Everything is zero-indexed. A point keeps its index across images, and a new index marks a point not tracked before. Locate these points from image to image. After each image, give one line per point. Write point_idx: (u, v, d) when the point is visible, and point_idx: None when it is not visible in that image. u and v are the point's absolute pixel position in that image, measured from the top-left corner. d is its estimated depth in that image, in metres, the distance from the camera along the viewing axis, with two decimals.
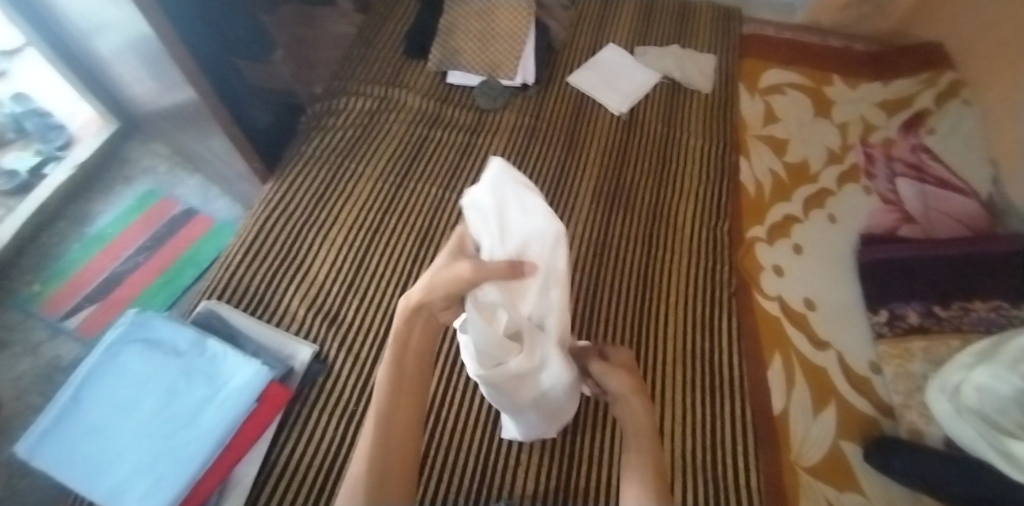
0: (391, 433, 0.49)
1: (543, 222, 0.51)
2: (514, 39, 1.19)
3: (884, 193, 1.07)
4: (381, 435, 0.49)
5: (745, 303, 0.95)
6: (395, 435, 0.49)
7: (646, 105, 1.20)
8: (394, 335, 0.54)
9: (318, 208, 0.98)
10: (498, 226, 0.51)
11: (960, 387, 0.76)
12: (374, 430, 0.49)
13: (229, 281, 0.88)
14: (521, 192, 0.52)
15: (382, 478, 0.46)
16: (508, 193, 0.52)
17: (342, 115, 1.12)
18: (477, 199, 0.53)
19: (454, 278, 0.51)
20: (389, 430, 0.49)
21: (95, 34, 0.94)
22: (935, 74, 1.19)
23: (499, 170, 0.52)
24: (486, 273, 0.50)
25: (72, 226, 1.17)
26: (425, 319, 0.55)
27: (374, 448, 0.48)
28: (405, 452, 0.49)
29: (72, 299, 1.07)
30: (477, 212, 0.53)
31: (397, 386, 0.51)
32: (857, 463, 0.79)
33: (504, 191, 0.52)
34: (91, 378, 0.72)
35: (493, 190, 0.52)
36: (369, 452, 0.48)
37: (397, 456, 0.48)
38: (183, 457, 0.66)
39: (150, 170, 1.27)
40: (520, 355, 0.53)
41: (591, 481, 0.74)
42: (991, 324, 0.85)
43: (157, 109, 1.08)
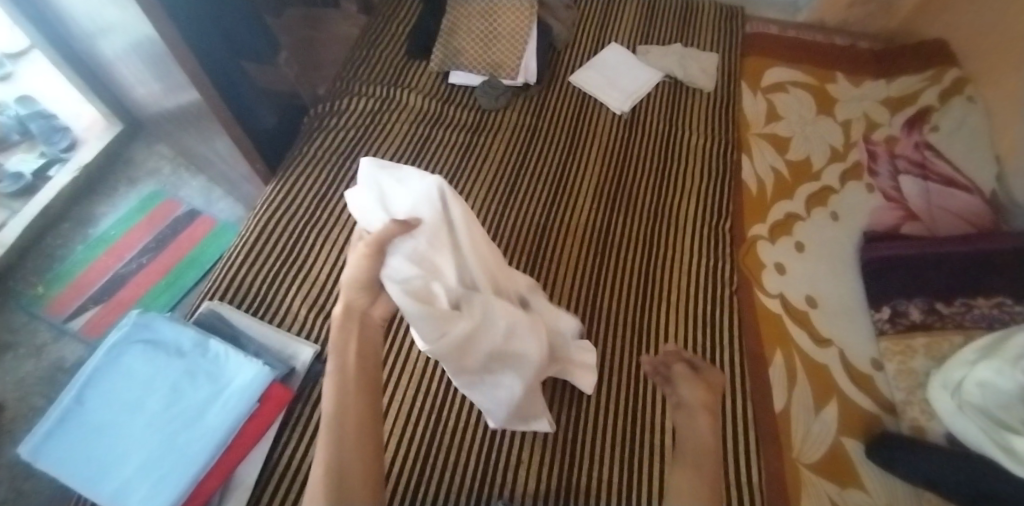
0: (354, 441, 0.51)
1: (420, 183, 0.63)
2: (516, 38, 1.19)
3: (887, 190, 1.07)
4: (341, 444, 0.50)
5: (746, 301, 0.95)
6: (357, 442, 0.51)
7: (647, 104, 1.20)
8: (333, 342, 0.57)
9: (321, 209, 0.99)
10: (383, 201, 0.63)
11: (962, 384, 0.76)
12: (327, 439, 0.50)
13: (234, 281, 0.89)
14: (392, 170, 0.64)
15: (344, 487, 0.48)
16: (381, 175, 0.64)
17: (345, 115, 1.13)
18: (360, 193, 0.65)
19: (364, 263, 0.59)
20: (347, 439, 0.50)
21: (99, 37, 0.95)
22: (940, 71, 1.19)
23: (369, 164, 0.65)
24: (383, 244, 0.60)
25: (76, 228, 1.19)
26: (358, 321, 0.59)
27: (330, 460, 0.49)
28: (362, 459, 0.51)
29: (77, 300, 1.08)
30: (362, 202, 0.64)
31: (362, 394, 0.54)
32: (857, 460, 0.80)
33: (378, 176, 0.64)
34: (94, 379, 0.73)
35: (370, 179, 0.64)
36: (329, 460, 0.49)
37: (358, 464, 0.50)
38: (185, 457, 0.67)
39: (155, 171, 1.28)
40: (461, 319, 0.61)
41: (590, 480, 0.75)
42: (992, 320, 0.85)
43: (161, 110, 1.09)
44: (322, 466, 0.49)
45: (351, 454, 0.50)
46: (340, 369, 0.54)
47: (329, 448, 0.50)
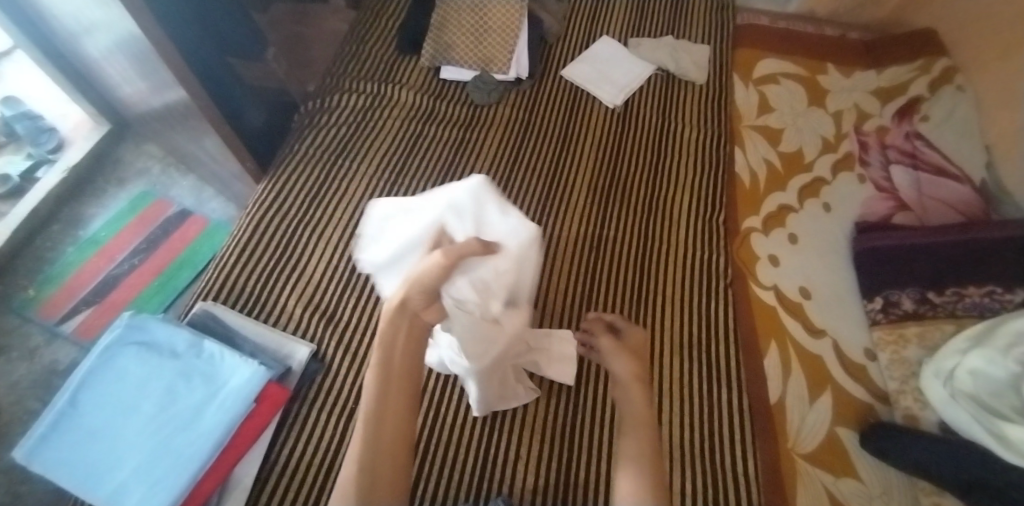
0: (380, 438, 0.54)
1: (518, 225, 0.65)
2: (507, 32, 1.18)
3: (878, 181, 1.07)
4: (372, 443, 0.54)
5: (741, 294, 0.95)
6: (382, 438, 0.55)
7: (640, 97, 1.20)
8: (382, 336, 0.60)
9: (313, 207, 0.98)
10: (476, 223, 0.66)
11: (954, 373, 0.77)
12: (363, 440, 0.54)
13: (226, 282, 0.88)
14: (495, 199, 0.66)
15: (371, 483, 0.52)
16: (485, 199, 0.66)
17: (336, 112, 1.11)
18: (458, 202, 0.66)
19: (435, 275, 0.60)
20: (380, 438, 0.55)
21: (83, 35, 0.93)
22: (929, 61, 1.20)
23: (478, 182, 0.66)
24: (459, 260, 0.61)
25: (65, 230, 1.17)
26: (409, 320, 0.61)
27: (360, 457, 0.53)
28: (390, 454, 0.55)
29: (69, 302, 1.07)
30: (455, 210, 0.66)
31: (389, 391, 0.57)
32: (853, 449, 0.80)
33: (482, 198, 0.66)
34: (87, 382, 0.72)
35: (472, 196, 0.66)
36: (358, 459, 0.53)
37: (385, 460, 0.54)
38: (182, 459, 0.66)
39: (144, 171, 1.26)
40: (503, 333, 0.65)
41: (591, 473, 0.75)
42: (984, 309, 0.87)
43: (148, 109, 1.07)
44: (354, 464, 0.53)
45: (378, 451, 0.54)
46: (384, 363, 0.58)
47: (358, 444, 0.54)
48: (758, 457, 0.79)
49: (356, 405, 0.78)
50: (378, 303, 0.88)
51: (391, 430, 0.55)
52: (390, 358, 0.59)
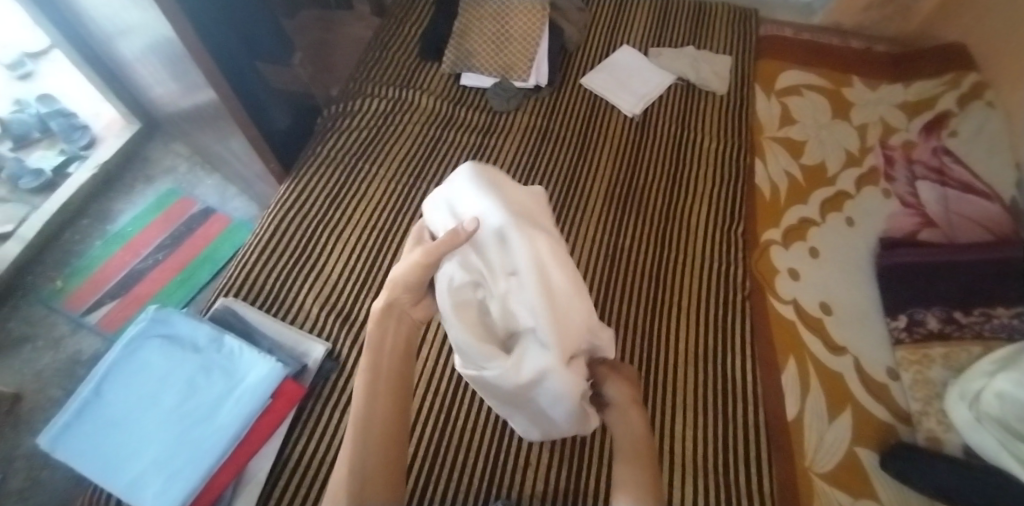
0: (373, 439, 0.51)
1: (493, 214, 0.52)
2: (529, 40, 1.19)
3: (903, 196, 1.05)
4: (363, 451, 0.51)
5: (759, 306, 0.93)
6: (375, 440, 0.51)
7: (660, 106, 1.20)
8: (371, 335, 0.57)
9: (332, 207, 0.99)
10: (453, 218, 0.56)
11: (980, 395, 0.74)
12: (351, 447, 0.51)
13: (244, 279, 0.89)
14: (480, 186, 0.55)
15: (365, 485, 0.49)
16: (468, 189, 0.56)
17: (358, 116, 1.13)
18: (444, 195, 0.58)
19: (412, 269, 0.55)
20: (370, 446, 0.51)
21: (118, 37, 0.97)
22: (959, 75, 1.17)
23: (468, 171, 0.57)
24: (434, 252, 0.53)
25: (94, 224, 1.20)
26: (398, 317, 0.58)
27: (354, 458, 0.50)
28: (382, 455, 0.51)
29: (94, 295, 1.10)
30: (439, 203, 0.58)
31: (379, 391, 0.54)
32: (873, 470, 0.78)
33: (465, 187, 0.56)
34: (111, 373, 0.73)
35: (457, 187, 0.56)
36: (350, 459, 0.50)
37: (378, 462, 0.51)
38: (199, 452, 0.67)
39: (171, 169, 1.30)
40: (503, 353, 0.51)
41: (601, 483, 0.74)
42: (1013, 331, 0.82)
43: (177, 109, 1.11)
44: (345, 470, 0.50)
45: (371, 451, 0.51)
46: (373, 366, 0.55)
47: (350, 446, 0.51)
48: (774, 474, 0.77)
49: None
50: None
51: (385, 431, 0.52)
52: (379, 358, 0.55)
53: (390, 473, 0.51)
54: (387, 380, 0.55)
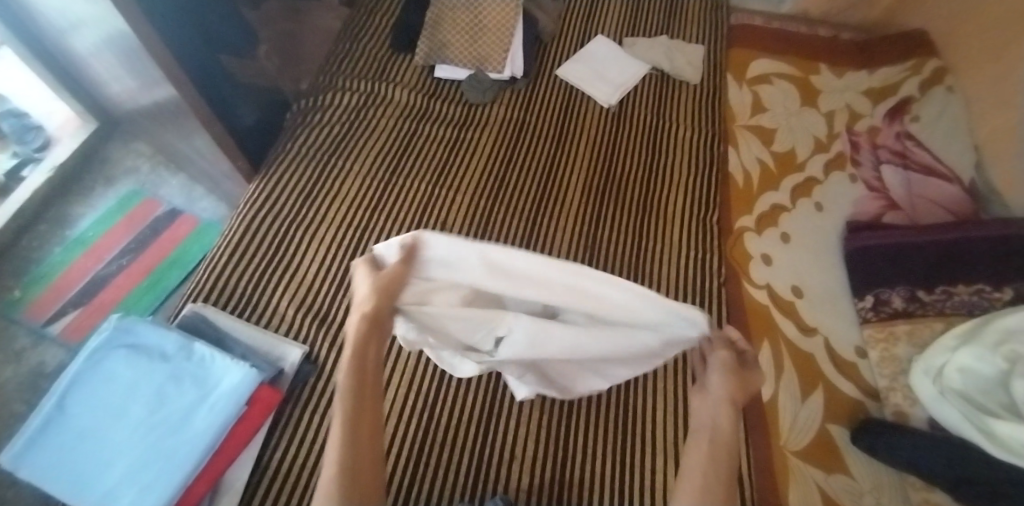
0: (359, 440, 0.53)
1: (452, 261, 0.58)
2: (501, 31, 1.18)
3: (869, 180, 1.08)
4: (350, 449, 0.52)
5: (733, 292, 0.96)
6: (360, 438, 0.53)
7: (634, 97, 1.20)
8: (355, 344, 0.57)
9: (305, 206, 0.97)
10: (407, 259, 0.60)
11: (943, 370, 0.78)
12: (340, 443, 0.52)
13: (217, 283, 0.87)
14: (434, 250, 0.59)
15: (355, 484, 0.50)
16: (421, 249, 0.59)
17: (329, 111, 1.11)
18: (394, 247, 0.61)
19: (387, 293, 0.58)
20: (356, 441, 0.53)
21: (70, 32, 0.92)
22: (920, 61, 1.21)
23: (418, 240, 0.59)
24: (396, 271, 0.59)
25: (52, 230, 1.15)
26: (380, 332, 0.58)
27: (341, 455, 0.51)
28: (367, 453, 0.53)
29: (56, 303, 1.06)
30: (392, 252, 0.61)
31: (363, 390, 0.56)
32: (844, 445, 0.82)
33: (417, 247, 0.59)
34: (75, 386, 0.71)
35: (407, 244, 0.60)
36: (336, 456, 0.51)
37: (362, 455, 0.52)
38: (171, 463, 0.65)
39: (133, 170, 1.24)
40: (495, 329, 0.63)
41: (586, 472, 0.75)
42: (973, 307, 0.87)
43: (137, 107, 1.06)
44: (331, 468, 0.50)
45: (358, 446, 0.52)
46: (359, 366, 0.56)
47: (335, 445, 0.52)
48: (752, 455, 0.80)
49: None
50: None
51: (369, 428, 0.54)
52: (364, 362, 0.56)
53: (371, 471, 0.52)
54: (369, 381, 0.57)
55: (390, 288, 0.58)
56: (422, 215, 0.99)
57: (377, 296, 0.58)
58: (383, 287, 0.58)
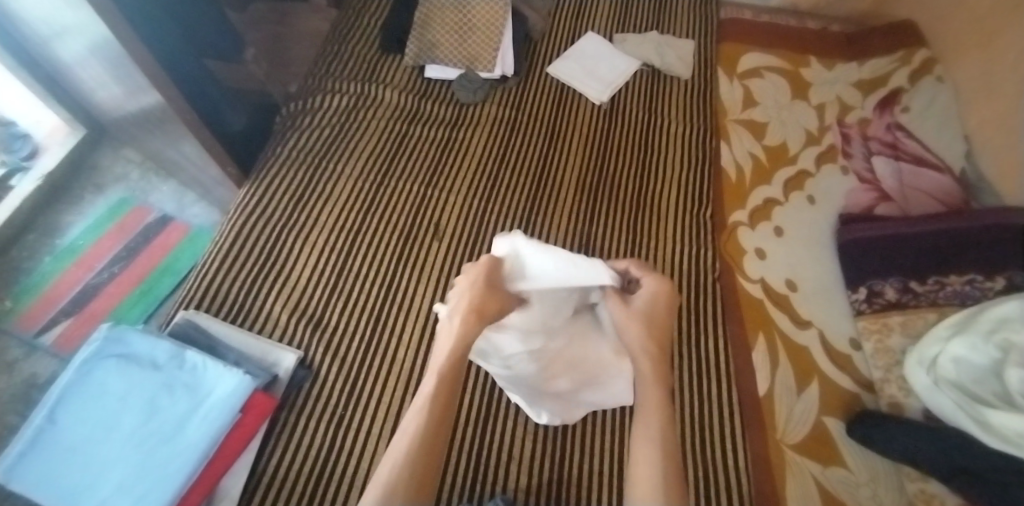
0: (430, 438, 0.61)
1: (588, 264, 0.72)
2: (491, 30, 1.17)
3: (860, 172, 1.09)
4: (421, 447, 0.60)
5: (728, 287, 0.96)
6: (432, 438, 0.61)
7: (626, 93, 1.20)
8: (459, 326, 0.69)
9: (297, 210, 0.97)
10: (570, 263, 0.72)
11: (937, 360, 0.78)
12: (413, 436, 0.61)
13: (209, 289, 0.86)
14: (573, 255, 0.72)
15: (418, 481, 0.58)
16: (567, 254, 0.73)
17: (319, 113, 1.10)
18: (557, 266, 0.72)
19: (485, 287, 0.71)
20: (431, 437, 0.61)
21: (54, 39, 0.91)
22: (909, 52, 1.21)
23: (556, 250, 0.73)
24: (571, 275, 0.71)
25: (42, 239, 1.14)
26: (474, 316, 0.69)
27: (411, 445, 0.60)
28: (435, 450, 0.61)
29: (48, 313, 1.05)
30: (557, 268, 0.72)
31: (448, 394, 0.65)
32: (840, 437, 0.82)
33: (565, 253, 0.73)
34: (66, 396, 0.70)
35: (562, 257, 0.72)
36: (408, 447, 0.60)
37: (429, 452, 0.60)
38: (167, 472, 0.65)
39: (122, 176, 1.23)
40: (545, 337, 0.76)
41: (584, 470, 0.75)
42: (965, 297, 0.87)
43: (124, 113, 1.05)
44: (395, 467, 0.58)
45: (429, 442, 0.60)
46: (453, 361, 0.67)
47: (411, 434, 0.61)
48: (749, 449, 0.81)
49: (345, 411, 0.78)
50: (366, 307, 0.88)
51: (442, 430, 0.62)
52: (455, 370, 0.66)
53: (432, 471, 0.60)
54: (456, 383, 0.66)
55: (507, 302, 0.72)
56: (415, 217, 0.98)
57: (494, 304, 0.71)
58: (501, 301, 0.71)
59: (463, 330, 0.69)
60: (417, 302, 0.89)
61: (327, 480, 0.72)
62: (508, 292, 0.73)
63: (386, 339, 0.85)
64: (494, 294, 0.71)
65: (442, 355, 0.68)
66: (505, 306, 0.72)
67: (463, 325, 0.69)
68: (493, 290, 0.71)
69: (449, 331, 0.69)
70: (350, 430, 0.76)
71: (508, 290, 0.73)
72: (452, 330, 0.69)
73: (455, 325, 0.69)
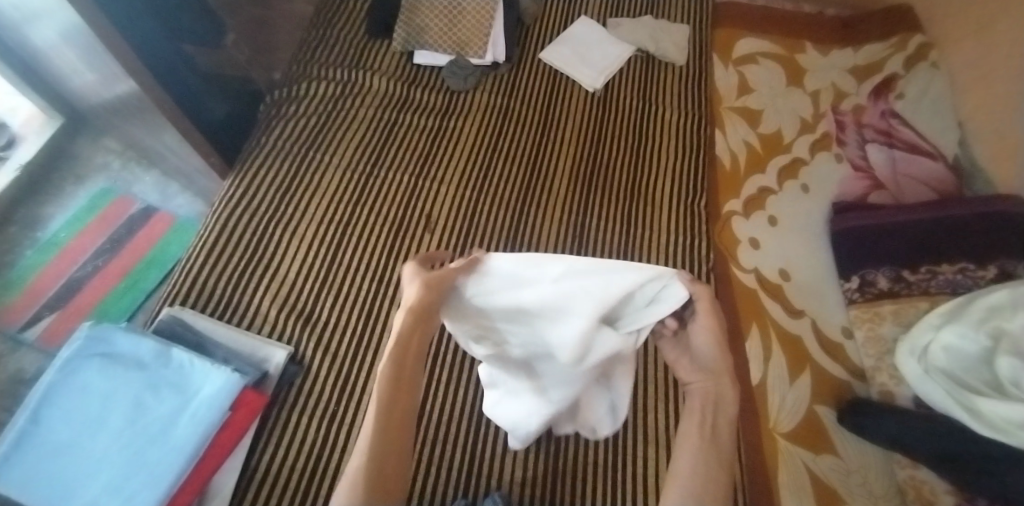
0: (390, 432, 0.53)
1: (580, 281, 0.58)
2: (481, 15, 1.14)
3: (855, 159, 1.08)
4: (382, 441, 0.52)
5: (722, 277, 0.95)
6: (390, 426, 0.54)
7: (620, 80, 1.18)
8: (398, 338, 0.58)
9: (285, 201, 0.94)
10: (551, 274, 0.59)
11: (928, 348, 0.78)
12: (371, 432, 0.53)
13: (193, 284, 0.84)
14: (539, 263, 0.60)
15: (380, 480, 0.50)
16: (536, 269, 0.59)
17: (305, 101, 1.07)
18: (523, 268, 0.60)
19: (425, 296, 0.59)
20: (388, 430, 0.53)
21: (25, 24, 0.87)
22: (905, 38, 1.20)
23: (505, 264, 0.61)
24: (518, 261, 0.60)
25: (23, 232, 1.11)
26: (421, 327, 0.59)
27: (371, 447, 0.52)
28: (397, 440, 0.54)
29: (31, 308, 1.02)
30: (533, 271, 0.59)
31: (400, 375, 0.57)
32: (832, 425, 0.82)
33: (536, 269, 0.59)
34: (49, 397, 0.68)
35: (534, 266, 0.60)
36: (369, 444, 0.52)
37: (390, 453, 0.52)
38: (158, 470, 0.64)
39: (103, 167, 1.20)
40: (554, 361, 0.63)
41: (578, 460, 0.75)
42: (957, 286, 0.86)
43: (102, 102, 1.01)
44: (360, 463, 0.51)
45: (388, 431, 0.53)
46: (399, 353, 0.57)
47: (368, 432, 0.53)
48: (742, 437, 0.81)
49: (337, 407, 0.77)
50: (357, 301, 0.86)
51: (399, 425, 0.54)
52: (404, 352, 0.57)
53: (398, 475, 0.52)
54: (409, 359, 0.58)
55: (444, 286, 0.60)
56: (406, 208, 0.97)
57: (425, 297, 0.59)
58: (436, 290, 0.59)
59: (405, 334, 0.58)
60: None
61: (319, 477, 0.71)
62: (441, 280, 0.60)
63: (378, 333, 0.83)
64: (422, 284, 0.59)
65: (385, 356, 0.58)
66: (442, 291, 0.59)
67: (402, 324, 0.59)
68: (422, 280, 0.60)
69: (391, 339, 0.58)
70: (342, 424, 0.75)
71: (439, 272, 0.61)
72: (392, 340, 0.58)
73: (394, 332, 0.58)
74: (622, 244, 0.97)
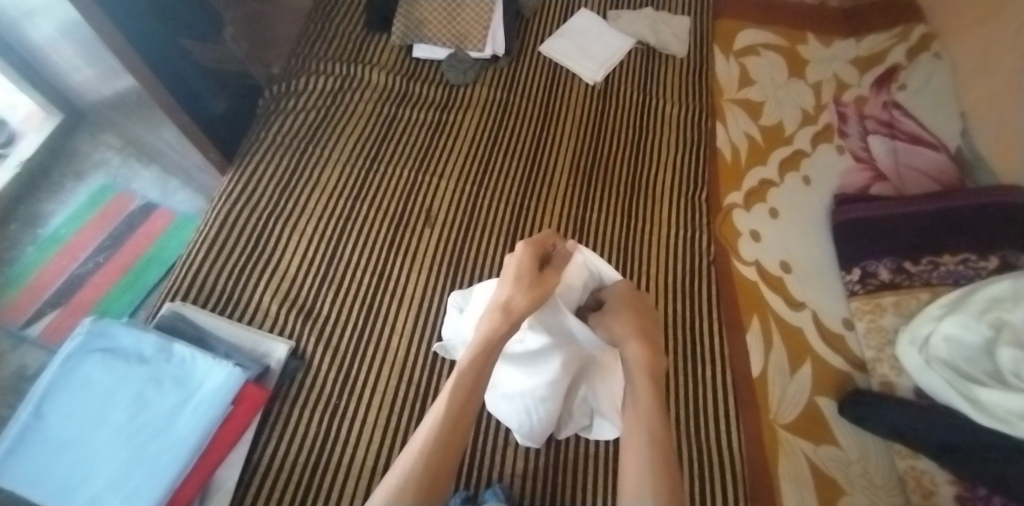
0: (454, 421, 0.56)
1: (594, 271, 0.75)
2: (480, 7, 1.14)
3: (856, 151, 1.08)
4: (446, 433, 0.55)
5: (723, 270, 0.95)
6: (458, 419, 0.56)
7: (621, 73, 1.18)
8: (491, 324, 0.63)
9: (285, 196, 0.94)
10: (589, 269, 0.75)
11: (929, 339, 0.78)
12: (434, 423, 0.56)
13: (195, 279, 0.85)
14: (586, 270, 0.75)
15: (432, 474, 0.53)
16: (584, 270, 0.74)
17: (304, 96, 1.07)
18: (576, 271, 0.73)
19: (518, 292, 0.64)
20: (456, 428, 0.56)
21: (23, 21, 0.87)
22: (907, 29, 1.19)
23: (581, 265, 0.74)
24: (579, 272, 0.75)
25: (24, 228, 1.11)
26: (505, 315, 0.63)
27: (431, 436, 0.55)
28: (456, 438, 0.56)
29: (33, 304, 1.03)
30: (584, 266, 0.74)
31: (477, 373, 0.60)
32: (832, 417, 0.82)
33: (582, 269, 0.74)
34: (51, 392, 0.68)
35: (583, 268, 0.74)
36: (431, 432, 0.56)
37: (452, 435, 0.55)
38: (162, 463, 0.64)
39: (103, 163, 1.20)
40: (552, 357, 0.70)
41: (579, 452, 0.76)
42: (959, 277, 0.85)
43: (101, 98, 1.01)
44: (417, 454, 0.54)
45: (453, 427, 0.56)
46: (487, 340, 0.62)
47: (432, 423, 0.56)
48: (743, 429, 0.81)
49: (339, 401, 0.77)
50: (358, 296, 0.86)
51: (463, 425, 0.57)
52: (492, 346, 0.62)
53: (453, 456, 0.55)
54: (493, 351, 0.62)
55: (542, 293, 0.65)
56: (405, 203, 0.96)
57: (525, 298, 0.64)
58: (531, 294, 0.64)
59: (491, 328, 0.62)
60: (409, 292, 0.87)
61: (322, 471, 0.72)
62: (541, 282, 0.66)
63: (379, 328, 0.84)
64: (522, 288, 0.65)
65: (469, 348, 0.62)
66: (536, 297, 0.64)
67: (492, 320, 0.63)
68: (521, 282, 0.65)
69: (478, 330, 0.63)
70: (345, 419, 0.76)
71: (541, 279, 0.66)
72: (479, 331, 0.63)
73: (482, 323, 0.64)
74: (621, 237, 0.97)
